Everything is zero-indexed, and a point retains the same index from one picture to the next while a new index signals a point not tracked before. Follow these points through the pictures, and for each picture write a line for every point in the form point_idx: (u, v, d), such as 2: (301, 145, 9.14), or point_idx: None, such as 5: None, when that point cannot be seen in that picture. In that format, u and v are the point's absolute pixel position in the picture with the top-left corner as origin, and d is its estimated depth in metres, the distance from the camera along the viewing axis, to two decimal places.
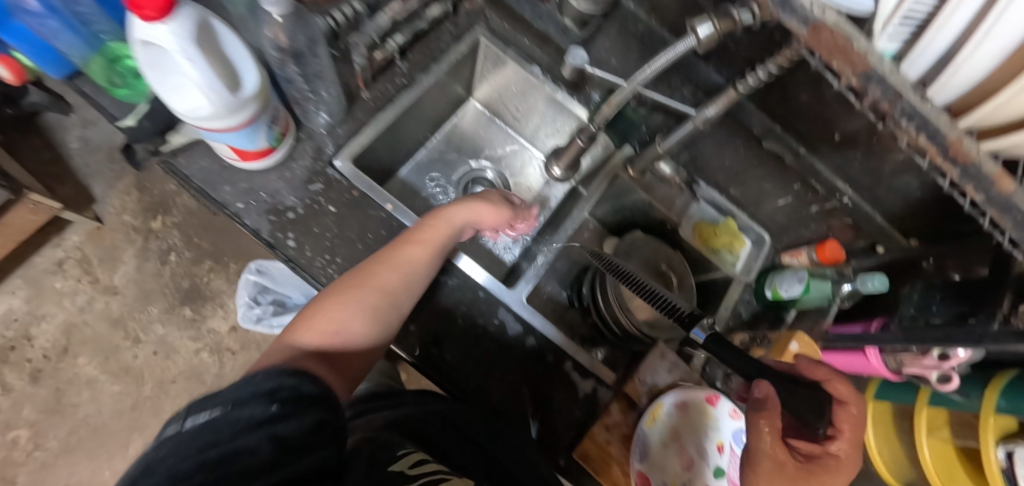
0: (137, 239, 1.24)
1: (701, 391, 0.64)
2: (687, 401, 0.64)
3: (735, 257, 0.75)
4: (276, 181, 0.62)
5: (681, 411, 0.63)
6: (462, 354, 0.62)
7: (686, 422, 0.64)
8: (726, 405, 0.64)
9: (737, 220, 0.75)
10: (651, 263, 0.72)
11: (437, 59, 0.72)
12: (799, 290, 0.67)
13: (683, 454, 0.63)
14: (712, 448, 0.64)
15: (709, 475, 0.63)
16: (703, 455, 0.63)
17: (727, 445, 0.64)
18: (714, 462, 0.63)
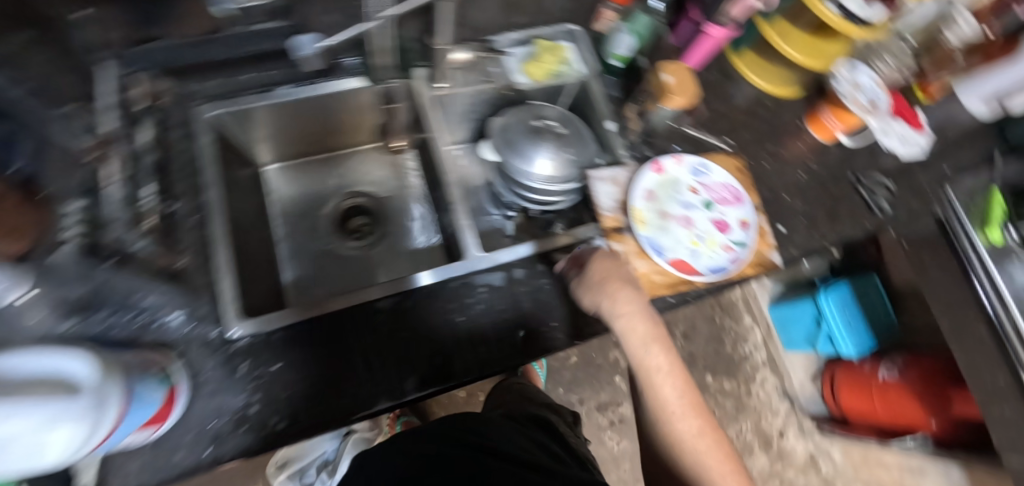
0: None
1: (646, 171, 0.70)
2: (648, 189, 0.69)
3: (570, 62, 0.76)
4: (208, 399, 0.54)
5: (649, 196, 0.69)
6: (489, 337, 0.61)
7: (659, 201, 0.69)
8: (668, 162, 0.71)
9: (545, 37, 0.77)
10: (523, 126, 0.73)
11: (201, 173, 0.63)
12: (629, 39, 0.72)
13: (676, 221, 0.69)
14: (687, 194, 0.71)
15: (704, 211, 0.70)
16: (677, 200, 0.70)
17: (695, 185, 0.72)
18: (699, 202, 0.71)
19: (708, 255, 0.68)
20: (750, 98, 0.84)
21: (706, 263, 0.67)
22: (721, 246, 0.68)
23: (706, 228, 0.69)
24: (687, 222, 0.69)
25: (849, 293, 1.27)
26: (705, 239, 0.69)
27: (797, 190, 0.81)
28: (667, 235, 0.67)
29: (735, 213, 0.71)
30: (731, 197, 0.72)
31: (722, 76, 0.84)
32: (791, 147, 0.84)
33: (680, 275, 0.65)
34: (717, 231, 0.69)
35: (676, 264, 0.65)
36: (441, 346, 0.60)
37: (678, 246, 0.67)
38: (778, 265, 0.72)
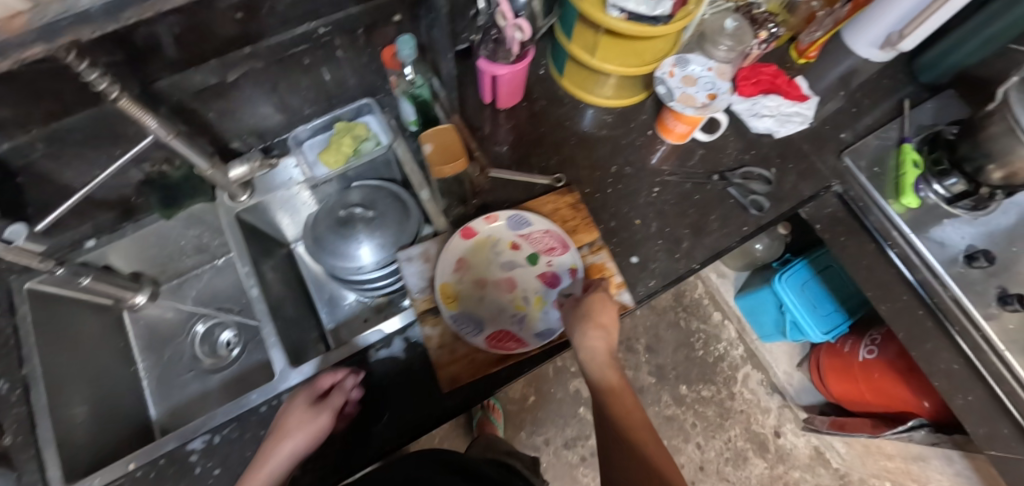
0: None
1: (456, 238, 0.64)
2: (460, 257, 0.64)
3: (372, 138, 0.73)
4: None
5: (461, 266, 0.64)
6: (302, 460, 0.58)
7: (475, 268, 0.64)
8: (479, 223, 0.65)
9: (343, 117, 0.73)
10: (330, 221, 0.70)
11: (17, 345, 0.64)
12: (409, 107, 0.66)
13: (497, 286, 0.64)
14: (508, 253, 0.65)
15: (528, 268, 0.65)
16: (495, 262, 0.65)
17: (516, 239, 0.66)
18: (522, 258, 0.65)
19: (535, 316, 0.63)
20: (587, 118, 0.77)
21: (530, 329, 0.62)
22: (549, 304, 0.63)
23: (531, 288, 0.64)
24: (507, 285, 0.64)
25: (809, 275, 1.12)
26: (531, 299, 0.64)
27: (654, 211, 0.72)
28: (484, 307, 0.62)
29: (563, 261, 0.65)
30: (557, 245, 0.65)
31: (551, 102, 0.78)
32: (642, 161, 0.75)
33: (499, 350, 0.60)
34: (542, 288, 0.64)
35: (493, 339, 0.60)
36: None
37: (498, 316, 0.62)
38: (630, 305, 0.65)
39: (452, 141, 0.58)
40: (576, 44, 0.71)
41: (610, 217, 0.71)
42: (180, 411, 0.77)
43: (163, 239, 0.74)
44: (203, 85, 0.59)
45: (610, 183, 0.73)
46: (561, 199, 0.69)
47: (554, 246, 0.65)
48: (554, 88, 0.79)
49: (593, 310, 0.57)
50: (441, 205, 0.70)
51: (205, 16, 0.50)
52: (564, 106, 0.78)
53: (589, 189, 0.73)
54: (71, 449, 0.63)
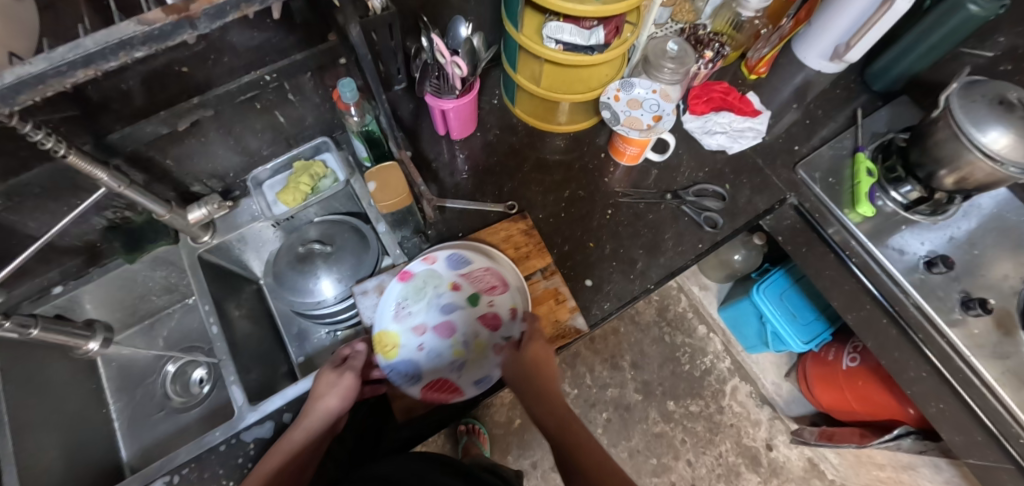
0: None
1: (393, 282, 0.62)
2: (398, 302, 0.62)
3: (331, 175, 0.76)
4: None
5: (399, 312, 0.62)
6: None
7: (414, 313, 0.62)
8: (417, 264, 0.63)
9: (302, 155, 0.76)
10: (291, 258, 0.72)
11: None
12: (360, 144, 0.69)
13: (437, 331, 0.61)
14: (448, 294, 0.63)
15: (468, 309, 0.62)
16: (433, 303, 0.62)
17: (456, 279, 0.64)
18: (462, 300, 0.63)
19: (477, 361, 0.61)
20: (541, 143, 0.79)
21: (470, 375, 0.59)
22: (490, 348, 0.61)
23: (471, 331, 0.62)
24: (446, 329, 0.62)
25: (787, 284, 1.11)
26: (472, 344, 0.61)
27: (607, 232, 0.73)
28: (422, 355, 0.60)
29: (503, 301, 0.63)
30: (498, 283, 0.64)
31: (505, 129, 0.80)
32: (594, 183, 0.76)
33: (436, 400, 0.58)
34: (483, 330, 0.62)
35: (431, 387, 0.59)
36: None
37: (438, 362, 0.60)
38: (582, 329, 0.65)
39: (395, 178, 0.61)
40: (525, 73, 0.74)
41: (564, 240, 0.72)
42: (151, 451, 0.78)
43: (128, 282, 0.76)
44: (157, 134, 0.61)
45: (564, 206, 0.74)
46: (512, 225, 0.70)
47: (494, 285, 0.63)
48: (508, 116, 0.82)
49: (534, 364, 0.57)
50: (397, 237, 0.72)
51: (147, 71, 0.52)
52: (517, 133, 0.80)
53: (544, 213, 0.74)
54: None
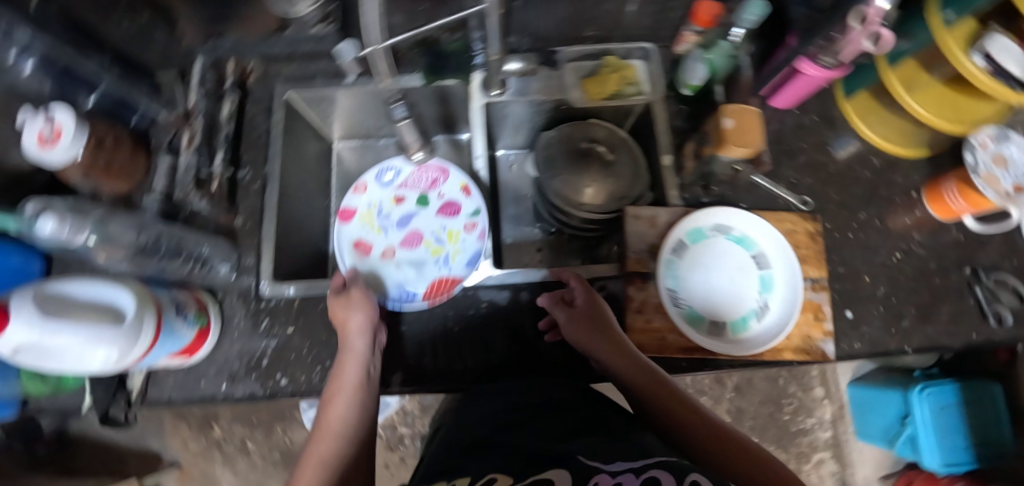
0: (214, 454, 1.23)
1: (336, 224, 0.73)
2: (357, 240, 0.73)
3: (638, 83, 0.71)
4: (234, 344, 0.63)
5: (363, 246, 0.72)
6: (442, 350, 0.62)
7: (384, 245, 0.73)
8: (349, 201, 0.75)
9: (616, 53, 0.72)
10: (571, 150, 0.70)
11: (269, 144, 0.70)
12: (705, 71, 0.64)
13: (406, 251, 0.73)
14: (403, 210, 0.76)
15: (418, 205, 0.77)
16: (391, 225, 0.75)
17: (397, 192, 0.77)
18: (416, 198, 0.77)
19: (450, 253, 0.72)
20: (854, 151, 0.72)
21: (457, 261, 0.71)
22: (459, 226, 0.74)
23: (437, 225, 0.75)
24: (415, 238, 0.74)
25: (954, 400, 1.02)
26: (438, 239, 0.74)
27: (885, 274, 0.67)
28: (400, 274, 0.70)
29: (449, 188, 0.76)
30: (438, 176, 0.77)
31: (820, 121, 0.73)
32: (893, 218, 0.69)
33: (438, 298, 0.65)
34: (445, 217, 0.75)
35: (432, 292, 0.65)
36: (436, 348, 0.63)
37: (424, 271, 0.71)
38: (829, 357, 0.62)
39: (752, 120, 0.56)
40: (891, 77, 0.64)
41: (842, 260, 0.67)
42: None
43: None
44: None
45: (854, 228, 0.68)
46: (801, 222, 0.66)
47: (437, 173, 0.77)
48: (829, 107, 0.74)
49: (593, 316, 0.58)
50: (678, 178, 0.69)
51: None
52: (832, 129, 0.72)
53: (830, 225, 0.68)
54: (283, 247, 0.70)
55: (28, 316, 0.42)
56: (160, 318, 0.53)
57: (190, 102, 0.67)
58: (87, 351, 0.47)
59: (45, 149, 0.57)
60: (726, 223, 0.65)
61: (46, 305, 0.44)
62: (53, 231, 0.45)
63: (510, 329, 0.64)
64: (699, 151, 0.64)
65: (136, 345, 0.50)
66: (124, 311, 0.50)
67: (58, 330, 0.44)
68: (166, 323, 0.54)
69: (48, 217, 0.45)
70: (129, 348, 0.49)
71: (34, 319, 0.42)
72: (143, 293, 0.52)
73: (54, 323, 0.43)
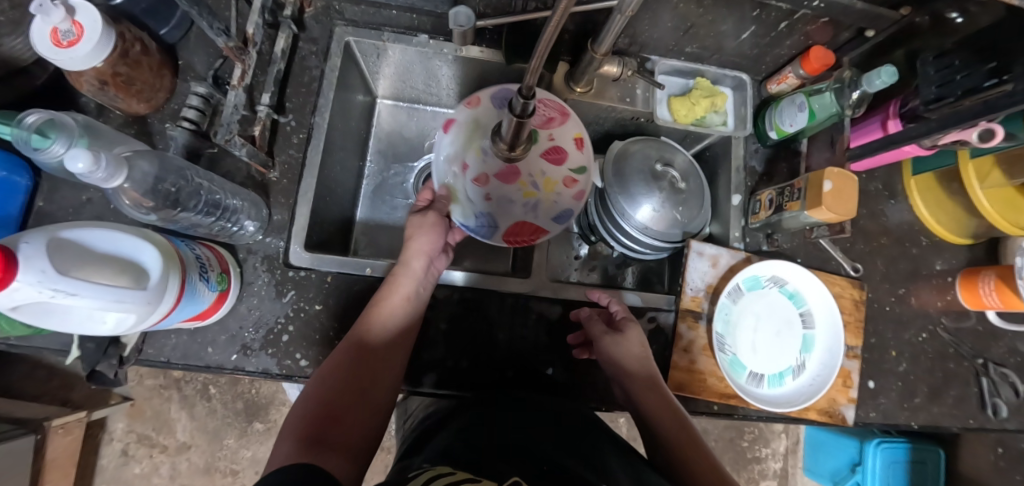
0: (172, 394, 1.11)
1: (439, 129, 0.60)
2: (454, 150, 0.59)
3: (722, 115, 0.69)
4: (250, 312, 0.57)
5: (458, 165, 0.58)
6: (479, 358, 0.59)
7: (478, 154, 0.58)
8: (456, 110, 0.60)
9: (708, 75, 0.69)
10: (644, 169, 0.67)
11: (318, 92, 0.62)
12: (804, 119, 0.61)
13: (501, 178, 0.57)
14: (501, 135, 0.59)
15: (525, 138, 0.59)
16: (485, 150, 0.58)
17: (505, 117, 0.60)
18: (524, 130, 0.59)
19: (547, 206, 0.59)
20: (906, 226, 0.72)
21: (547, 213, 0.59)
22: (557, 185, 0.59)
23: (536, 169, 0.59)
24: (508, 172, 0.58)
25: (903, 458, 1.11)
26: (541, 180, 0.59)
27: (911, 352, 0.69)
28: (488, 210, 0.58)
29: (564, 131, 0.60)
30: (556, 116, 0.60)
31: (881, 190, 0.73)
32: (927, 299, 0.71)
33: (520, 242, 0.60)
34: (549, 166, 0.59)
35: (512, 234, 0.59)
36: (472, 352, 0.59)
37: (509, 210, 0.58)
38: (847, 422, 0.63)
39: (849, 189, 0.55)
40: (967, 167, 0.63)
41: (876, 332, 0.68)
42: (379, 226, 0.76)
43: (468, 74, 0.71)
44: None
45: (892, 302, 0.70)
46: (850, 289, 0.66)
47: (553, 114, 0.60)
48: (893, 178, 0.74)
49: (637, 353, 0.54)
50: (743, 220, 0.67)
51: None
52: (891, 200, 0.73)
53: (872, 296, 0.69)
54: (317, 211, 0.63)
55: (40, 270, 0.35)
56: (184, 280, 0.46)
57: (237, 24, 0.57)
58: (94, 315, 0.39)
59: (58, 50, 0.46)
60: (783, 277, 0.64)
61: (55, 257, 0.36)
62: (84, 170, 0.35)
63: (549, 344, 0.60)
64: (778, 202, 0.62)
65: (154, 313, 0.43)
66: (148, 271, 0.42)
67: (65, 292, 0.36)
68: (187, 290, 0.47)
69: (81, 151, 0.35)
70: (147, 315, 0.42)
71: (48, 275, 0.35)
72: (168, 249, 0.45)
73: (62, 285, 0.35)
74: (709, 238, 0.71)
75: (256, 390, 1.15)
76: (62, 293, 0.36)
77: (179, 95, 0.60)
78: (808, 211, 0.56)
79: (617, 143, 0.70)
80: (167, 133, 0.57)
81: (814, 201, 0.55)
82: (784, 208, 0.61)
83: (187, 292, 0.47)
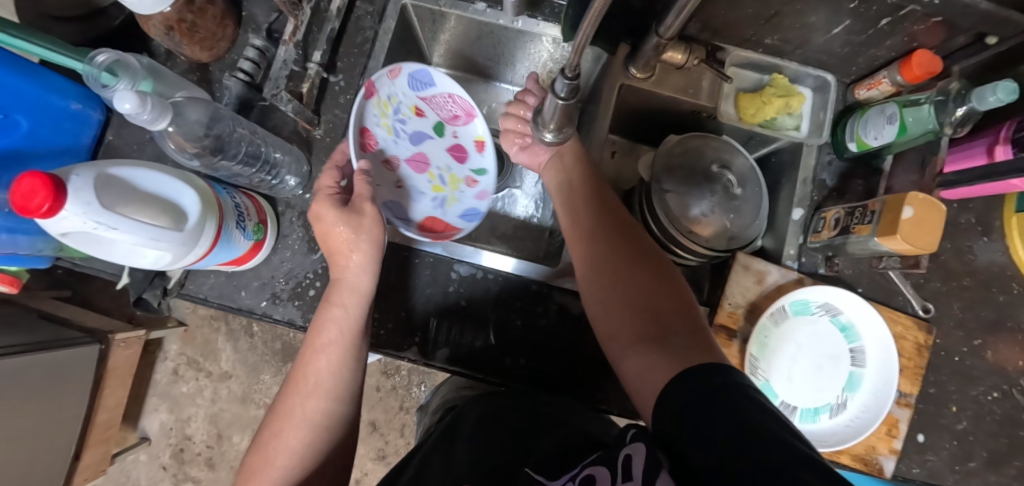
0: (220, 325, 1.21)
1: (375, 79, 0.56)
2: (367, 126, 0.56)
3: (796, 118, 0.62)
4: (283, 264, 0.59)
5: (368, 142, 0.57)
6: (493, 339, 0.58)
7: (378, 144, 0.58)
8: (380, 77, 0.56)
9: (786, 72, 0.62)
10: (698, 169, 0.62)
11: (369, 55, 0.62)
12: (892, 133, 0.53)
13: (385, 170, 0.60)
14: (411, 118, 0.60)
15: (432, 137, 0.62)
16: (401, 134, 0.60)
17: (420, 105, 0.60)
18: (431, 124, 0.62)
19: (455, 203, 0.62)
20: (997, 269, 0.63)
21: (455, 210, 0.62)
22: (461, 186, 0.62)
23: (436, 167, 0.62)
24: (420, 161, 0.62)
25: None
26: (439, 180, 0.62)
27: (975, 411, 0.61)
28: (401, 197, 0.61)
29: (468, 132, 0.62)
30: (462, 113, 0.61)
31: (974, 224, 0.63)
32: (1007, 356, 0.62)
33: (438, 237, 0.59)
34: (450, 160, 0.63)
35: (426, 228, 0.60)
36: (487, 333, 0.58)
37: (419, 204, 0.61)
38: (885, 474, 0.57)
39: (934, 219, 0.48)
40: None
41: (937, 382, 0.61)
42: None
43: (524, 47, 0.68)
44: None
45: (964, 353, 0.62)
46: (913, 331, 0.59)
47: (461, 111, 0.61)
48: (991, 212, 0.64)
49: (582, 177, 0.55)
50: (801, 237, 0.61)
51: None
52: (984, 238, 0.63)
53: (940, 342, 0.62)
54: None
55: (86, 202, 0.37)
56: (220, 226, 0.48)
57: None
58: (135, 249, 0.42)
59: None
60: (837, 306, 0.58)
61: (101, 191, 0.39)
62: (130, 111, 0.37)
63: (568, 338, 0.58)
64: (844, 223, 0.55)
65: (189, 254, 0.46)
66: (187, 214, 0.45)
67: (105, 224, 0.38)
68: (222, 236, 0.49)
69: (128, 92, 0.36)
70: (183, 255, 0.45)
71: (92, 207, 0.38)
72: (207, 195, 0.47)
73: (103, 216, 0.38)
74: (759, 251, 0.65)
75: (293, 334, 1.21)
76: (104, 226, 0.38)
77: (239, 45, 0.61)
78: (878, 239, 0.50)
79: (671, 137, 0.65)
80: (224, 82, 0.59)
81: (887, 228, 0.49)
82: (851, 231, 0.54)
83: (219, 240, 0.48)
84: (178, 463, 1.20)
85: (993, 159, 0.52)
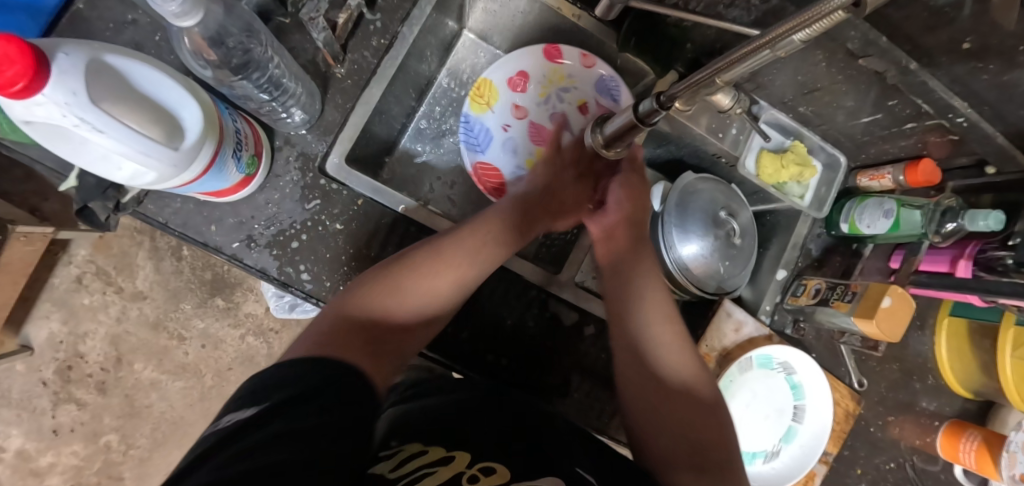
0: (144, 240, 1.06)
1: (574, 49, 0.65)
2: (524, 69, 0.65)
3: (803, 188, 0.65)
4: (267, 205, 0.53)
5: (517, 81, 0.65)
6: (479, 332, 0.56)
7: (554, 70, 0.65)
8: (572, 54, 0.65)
9: (805, 142, 0.65)
10: (707, 212, 0.64)
11: (415, 2, 0.56)
12: (885, 226, 0.60)
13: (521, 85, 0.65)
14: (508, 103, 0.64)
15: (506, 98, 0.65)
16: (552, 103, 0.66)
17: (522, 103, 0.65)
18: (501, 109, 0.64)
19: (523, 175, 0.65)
20: (920, 360, 0.72)
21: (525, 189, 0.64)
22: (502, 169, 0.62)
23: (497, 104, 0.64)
24: (539, 131, 0.65)
25: None
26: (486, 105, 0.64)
27: (873, 476, 0.69)
28: (502, 136, 0.64)
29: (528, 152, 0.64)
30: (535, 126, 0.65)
31: (913, 316, 0.72)
32: (908, 435, 0.71)
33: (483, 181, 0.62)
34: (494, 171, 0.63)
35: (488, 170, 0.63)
36: (475, 325, 0.57)
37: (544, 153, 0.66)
38: None
39: (903, 314, 0.53)
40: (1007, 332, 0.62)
41: (852, 446, 0.68)
42: (420, 163, 0.70)
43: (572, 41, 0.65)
44: (838, 39, 0.47)
45: (877, 425, 0.70)
46: (847, 399, 0.65)
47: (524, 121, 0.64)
48: (928, 310, 0.73)
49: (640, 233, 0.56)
50: (778, 297, 0.66)
51: (995, 31, 0.39)
52: (917, 330, 0.72)
53: (862, 412, 0.70)
54: (370, 125, 0.58)
55: (71, 90, 0.30)
56: (217, 152, 0.41)
57: None
58: (110, 158, 0.35)
59: None
60: (793, 366, 0.63)
61: (91, 82, 0.32)
62: None
63: (550, 346, 0.58)
64: (824, 295, 0.60)
65: (175, 178, 0.39)
66: (184, 131, 0.38)
67: (87, 123, 0.31)
68: (217, 162, 0.42)
69: None
70: (169, 177, 0.38)
71: (78, 99, 0.31)
72: (212, 114, 0.40)
73: (84, 113, 0.31)
74: (737, 298, 0.69)
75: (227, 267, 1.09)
76: (86, 125, 0.31)
77: None
78: (853, 318, 0.55)
79: (689, 174, 0.65)
80: None
81: (864, 312, 0.54)
82: (828, 303, 0.59)
83: (205, 174, 0.42)
84: (62, 381, 1.05)
85: (953, 271, 0.57)
